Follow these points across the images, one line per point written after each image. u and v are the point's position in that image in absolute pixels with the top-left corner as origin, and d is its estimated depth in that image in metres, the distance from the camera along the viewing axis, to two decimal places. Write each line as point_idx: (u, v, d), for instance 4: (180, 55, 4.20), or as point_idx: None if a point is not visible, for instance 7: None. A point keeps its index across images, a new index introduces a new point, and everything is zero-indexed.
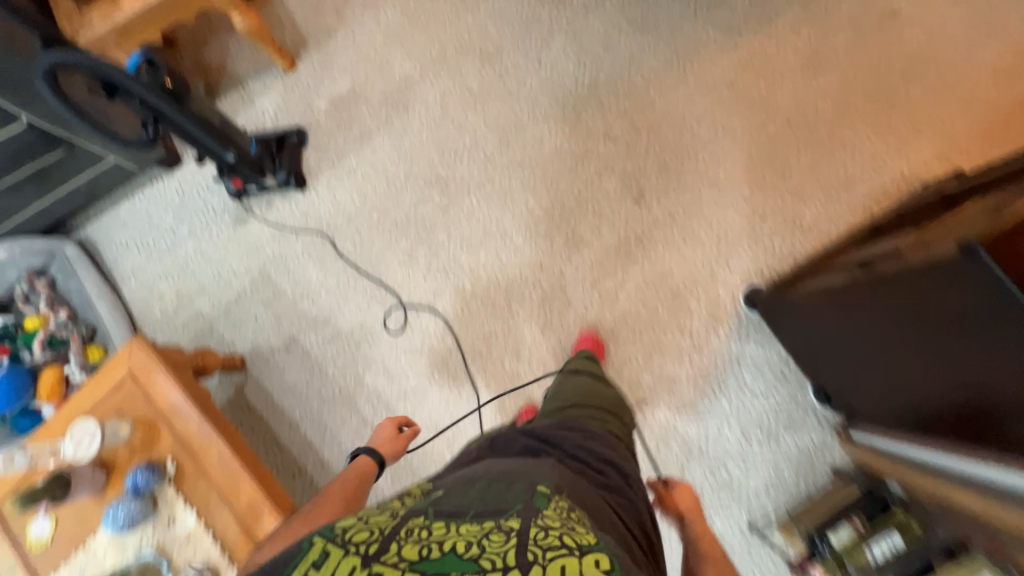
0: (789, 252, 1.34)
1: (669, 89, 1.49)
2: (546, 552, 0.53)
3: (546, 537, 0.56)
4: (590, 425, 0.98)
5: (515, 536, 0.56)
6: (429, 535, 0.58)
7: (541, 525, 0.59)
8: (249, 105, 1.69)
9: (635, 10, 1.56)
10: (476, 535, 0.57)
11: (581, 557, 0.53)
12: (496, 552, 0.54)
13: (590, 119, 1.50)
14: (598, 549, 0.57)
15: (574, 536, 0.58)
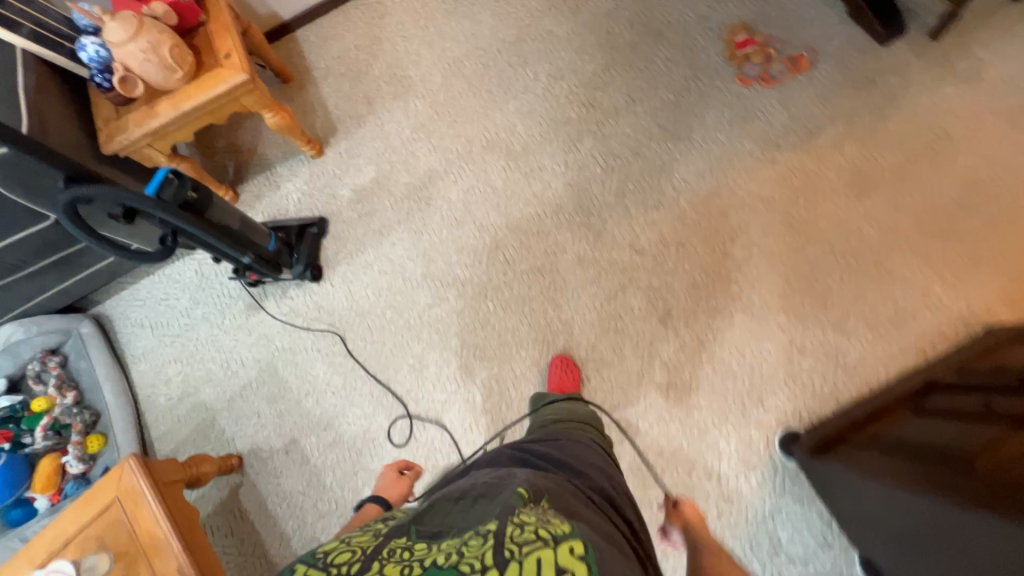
0: (831, 393, 1.22)
1: (701, 202, 1.42)
2: (522, 547, 0.50)
3: (522, 533, 0.53)
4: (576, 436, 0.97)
5: (491, 536, 0.53)
6: (409, 555, 0.56)
7: (516, 519, 0.55)
8: (275, 190, 1.70)
9: (667, 116, 1.53)
10: (455, 545, 0.55)
11: (556, 547, 0.49)
12: (473, 557, 0.51)
13: (616, 228, 1.44)
14: (576, 535, 0.54)
15: (553, 525, 0.54)
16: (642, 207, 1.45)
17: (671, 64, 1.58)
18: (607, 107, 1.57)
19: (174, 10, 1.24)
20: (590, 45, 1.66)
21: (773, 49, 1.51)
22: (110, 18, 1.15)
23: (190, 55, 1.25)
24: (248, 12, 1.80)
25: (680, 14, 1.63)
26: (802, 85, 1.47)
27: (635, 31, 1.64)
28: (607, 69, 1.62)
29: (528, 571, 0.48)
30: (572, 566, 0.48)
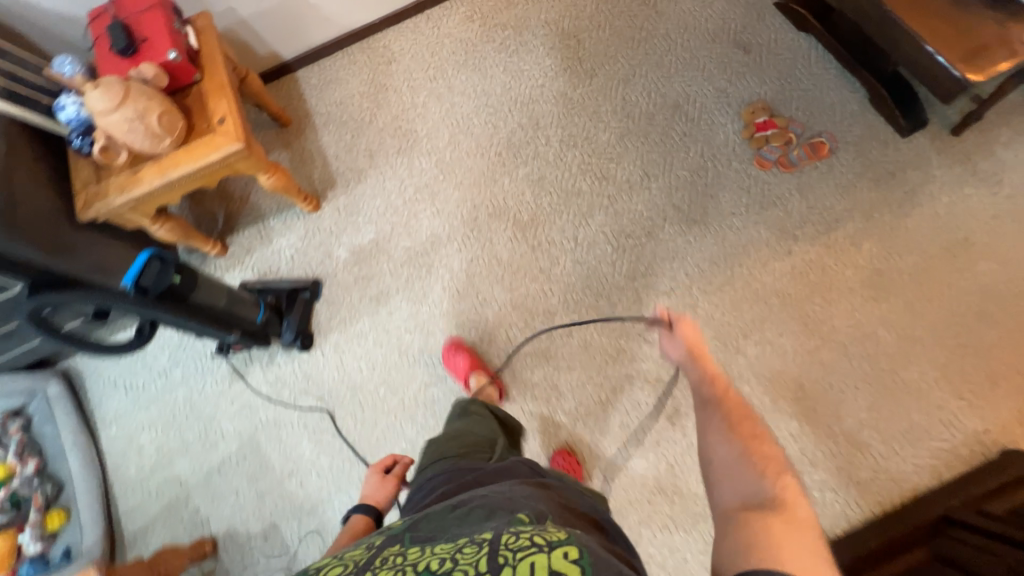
0: (843, 511, 1.17)
1: (714, 291, 1.37)
2: (517, 552, 0.52)
3: (516, 540, 0.55)
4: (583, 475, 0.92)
5: (487, 545, 0.55)
6: (404, 560, 0.58)
7: (512, 529, 0.58)
8: (267, 244, 1.60)
9: (682, 195, 1.47)
10: (449, 551, 0.57)
11: (550, 551, 0.51)
12: (468, 562, 0.53)
13: (625, 314, 1.38)
14: (572, 542, 0.55)
15: (546, 534, 0.56)
16: (653, 293, 1.40)
17: (688, 140, 1.53)
18: (620, 180, 1.52)
19: (165, 71, 1.15)
20: (604, 112, 1.61)
21: (792, 134, 1.46)
22: (94, 85, 1.06)
23: (181, 121, 1.16)
24: (246, 53, 1.70)
25: (698, 88, 1.59)
26: (821, 174, 1.43)
27: (651, 101, 1.60)
28: (621, 140, 1.56)
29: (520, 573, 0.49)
30: (565, 569, 0.49)
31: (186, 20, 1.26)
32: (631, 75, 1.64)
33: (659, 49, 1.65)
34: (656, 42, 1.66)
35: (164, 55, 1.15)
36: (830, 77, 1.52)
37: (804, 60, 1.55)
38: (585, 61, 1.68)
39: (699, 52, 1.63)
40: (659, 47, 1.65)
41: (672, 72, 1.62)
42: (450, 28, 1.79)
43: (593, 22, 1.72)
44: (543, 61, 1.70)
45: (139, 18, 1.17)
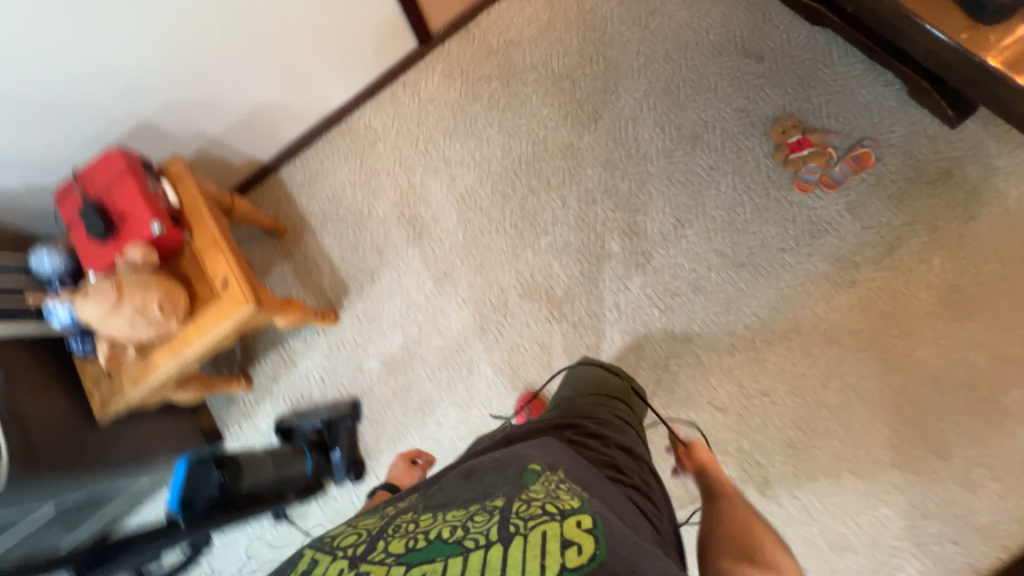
0: (965, 560, 1.10)
1: (780, 340, 1.27)
2: (529, 522, 0.63)
3: (527, 509, 0.66)
4: (598, 414, 1.01)
5: (498, 515, 0.65)
6: (418, 528, 0.68)
7: (523, 497, 0.69)
8: (292, 368, 1.51)
9: (724, 237, 1.36)
10: (461, 520, 0.67)
11: (561, 522, 0.62)
12: (480, 531, 0.63)
13: (690, 382, 1.29)
14: (581, 511, 0.66)
15: (557, 504, 0.67)
16: (714, 354, 1.29)
17: (716, 174, 1.40)
18: (652, 233, 1.40)
19: (153, 246, 1.05)
20: (619, 157, 1.47)
21: (832, 149, 1.32)
22: (86, 292, 0.96)
23: (184, 298, 1.06)
24: (223, 167, 1.57)
25: (714, 111, 1.45)
26: (871, 189, 1.30)
27: (667, 135, 1.46)
28: (643, 187, 1.44)
29: (532, 540, 0.60)
30: (575, 538, 0.60)
31: (160, 175, 1.15)
32: (638, 109, 1.50)
33: (663, 75, 1.51)
34: (659, 67, 1.52)
35: (148, 229, 1.04)
36: (858, 74, 1.38)
37: (825, 60, 1.41)
38: (585, 102, 1.54)
39: (707, 69, 1.48)
40: (663, 72, 1.51)
41: (683, 98, 1.48)
42: (432, 92, 1.65)
43: (585, 56, 1.57)
44: (540, 110, 1.56)
45: (111, 192, 1.06)
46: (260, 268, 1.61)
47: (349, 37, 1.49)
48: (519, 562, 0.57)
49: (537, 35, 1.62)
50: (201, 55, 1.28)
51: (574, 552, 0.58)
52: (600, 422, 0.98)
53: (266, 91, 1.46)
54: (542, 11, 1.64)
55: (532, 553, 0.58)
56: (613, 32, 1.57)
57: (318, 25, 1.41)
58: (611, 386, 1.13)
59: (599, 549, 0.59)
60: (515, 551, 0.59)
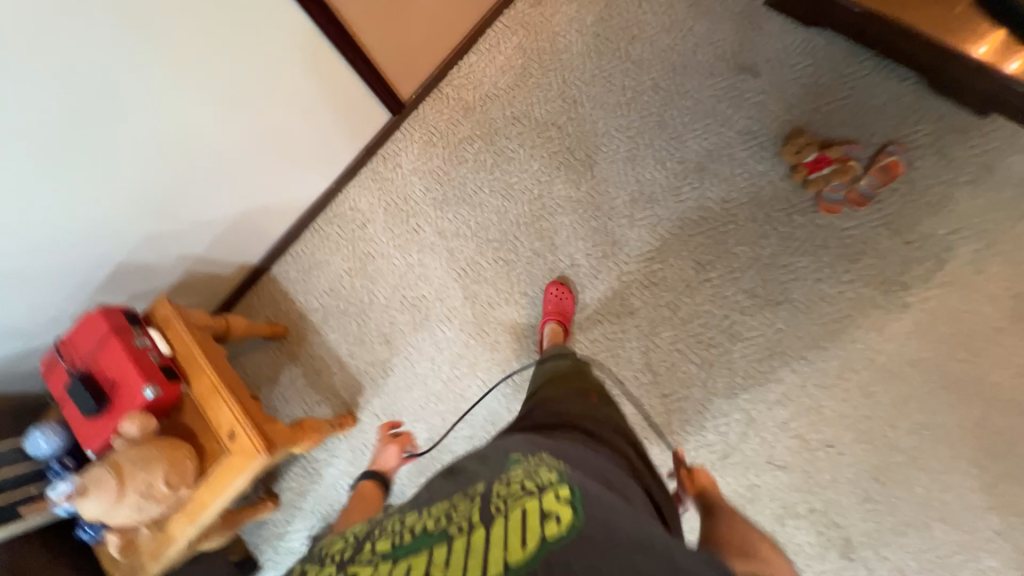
0: None
1: (836, 382, 1.15)
2: (509, 502, 0.61)
3: (507, 489, 0.64)
4: (564, 390, 0.98)
5: (478, 500, 0.63)
6: (402, 525, 0.64)
7: (503, 479, 0.66)
8: (318, 480, 1.43)
9: (753, 275, 1.25)
10: (445, 510, 0.64)
11: (542, 497, 0.61)
12: (462, 519, 0.61)
13: (744, 441, 1.18)
14: (562, 483, 0.64)
15: (536, 480, 0.65)
16: (765, 407, 1.18)
17: (731, 206, 1.29)
18: (673, 281, 1.29)
19: (149, 410, 0.98)
20: (623, 203, 1.37)
21: (855, 161, 1.21)
22: (87, 483, 0.90)
23: (192, 460, 0.98)
24: (212, 280, 1.50)
25: (716, 138, 1.34)
26: (907, 199, 1.19)
27: (669, 172, 1.35)
28: (654, 231, 1.33)
29: (514, 519, 0.58)
30: (555, 509, 0.59)
31: (147, 323, 1.08)
32: (633, 148, 1.39)
33: (654, 106, 1.40)
34: (647, 99, 1.41)
35: (141, 394, 0.97)
36: (868, 73, 1.27)
37: (828, 63, 1.30)
38: (576, 148, 1.44)
39: (701, 93, 1.37)
40: (654, 103, 1.40)
41: (680, 129, 1.37)
42: (413, 162, 1.56)
43: (567, 99, 1.48)
44: (530, 164, 1.47)
45: (96, 359, 1.00)
46: (267, 375, 1.54)
47: (319, 125, 1.41)
48: (501, 542, 0.56)
49: (514, 84, 1.53)
50: (175, 184, 1.23)
51: (553, 522, 0.57)
52: (567, 399, 0.95)
53: (242, 199, 1.39)
54: (515, 59, 1.54)
55: (514, 529, 0.57)
56: (593, 69, 1.47)
57: (282, 124, 1.34)
58: (569, 363, 1.09)
59: (580, 519, 0.58)
60: (498, 533, 0.57)
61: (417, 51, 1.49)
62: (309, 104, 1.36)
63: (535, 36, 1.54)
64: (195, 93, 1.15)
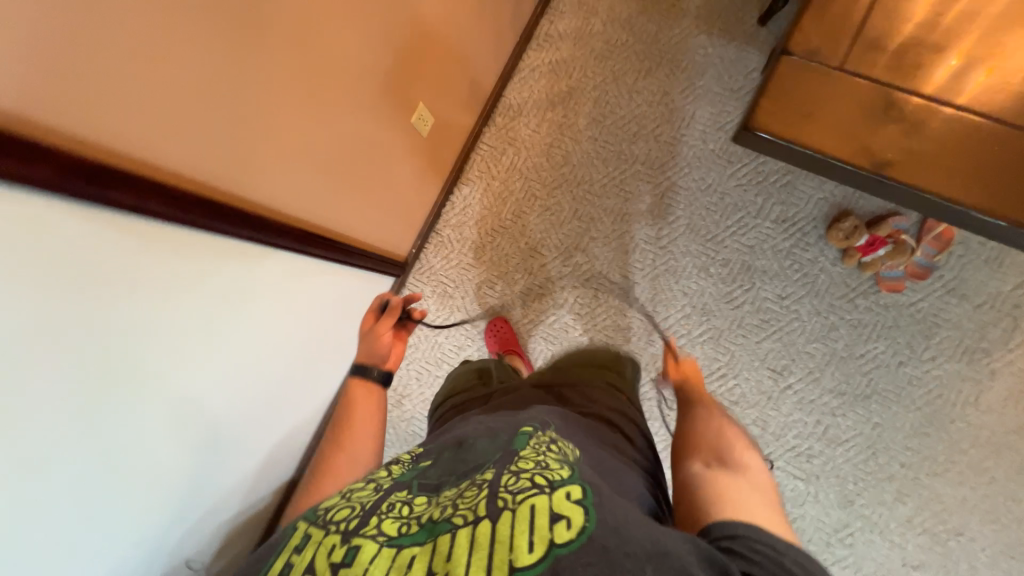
0: None
1: (946, 465, 1.13)
2: (516, 494, 0.51)
3: (515, 480, 0.53)
4: (590, 377, 0.93)
5: (485, 486, 0.53)
6: (411, 510, 0.55)
7: (512, 465, 0.56)
8: None
9: (835, 371, 1.19)
10: (452, 497, 0.55)
11: (551, 495, 0.50)
12: (468, 507, 0.52)
13: (873, 547, 1.14)
14: (575, 479, 0.53)
15: (549, 473, 0.54)
16: (884, 509, 1.14)
17: (791, 301, 1.23)
18: (753, 396, 1.22)
19: None
20: (676, 322, 1.28)
21: (904, 233, 1.14)
22: None
23: None
24: None
25: (754, 232, 1.26)
26: (964, 261, 1.15)
27: (716, 278, 1.27)
28: (717, 346, 1.25)
29: (522, 518, 0.48)
30: (565, 511, 0.48)
31: None
32: (671, 259, 1.29)
33: (680, 209, 1.30)
34: (670, 202, 1.31)
35: None
36: None
37: None
38: (610, 271, 1.33)
39: (726, 185, 1.28)
40: (679, 206, 1.30)
41: (714, 230, 1.28)
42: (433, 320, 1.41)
43: (583, 218, 1.35)
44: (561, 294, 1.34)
45: None
46: None
47: (332, 336, 1.19)
48: (506, 542, 0.47)
49: (519, 212, 1.39)
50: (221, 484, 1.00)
51: (563, 527, 0.47)
52: (592, 386, 0.90)
53: (281, 447, 1.19)
54: (512, 182, 1.40)
55: (518, 529, 0.48)
56: (603, 178, 1.35)
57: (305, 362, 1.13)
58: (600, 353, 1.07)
59: (592, 519, 0.48)
60: (505, 530, 0.48)
61: (413, 204, 1.30)
62: (329, 330, 1.16)
63: (526, 153, 1.40)
64: (235, 393, 0.93)
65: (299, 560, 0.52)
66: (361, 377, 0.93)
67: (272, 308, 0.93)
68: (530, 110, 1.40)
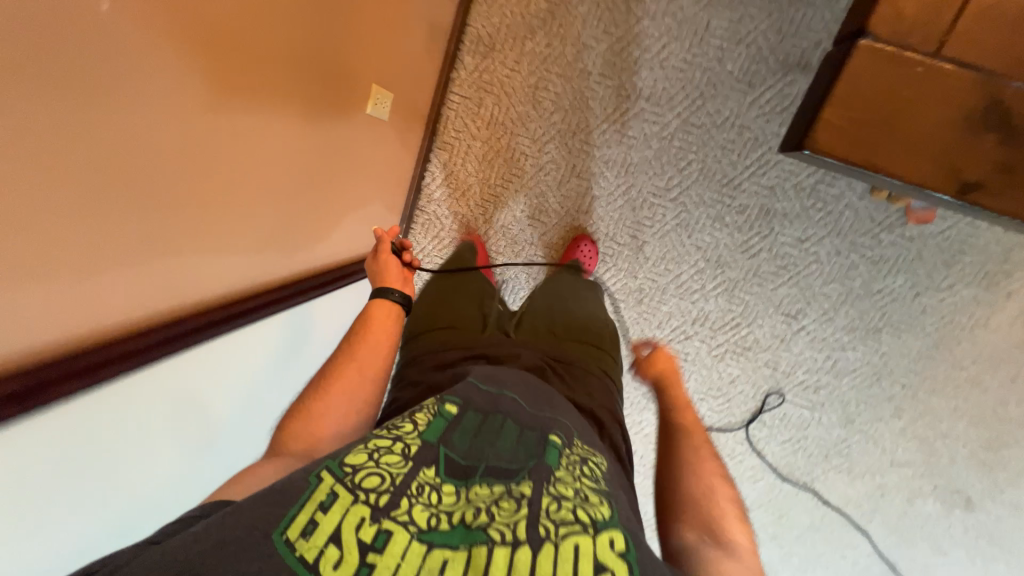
0: None
1: (944, 381, 1.19)
2: (559, 527, 0.49)
3: (558, 508, 0.51)
4: (590, 367, 0.87)
5: (526, 505, 0.51)
6: (439, 499, 0.52)
7: (552, 488, 0.53)
8: None
9: (848, 309, 1.18)
10: (485, 501, 0.52)
11: (596, 539, 0.48)
12: (506, 524, 0.48)
13: (865, 452, 1.28)
14: (617, 521, 0.52)
15: (590, 509, 0.52)
16: (881, 423, 1.25)
17: (811, 244, 1.15)
18: (766, 340, 1.24)
19: None
20: (689, 278, 1.22)
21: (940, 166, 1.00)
22: None
23: None
24: None
25: (774, 171, 1.12)
26: None
27: (732, 227, 1.17)
28: (731, 297, 1.22)
29: (565, 555, 0.46)
30: (610, 562, 0.46)
31: None
32: (683, 212, 1.18)
33: (691, 151, 1.14)
34: (680, 144, 1.14)
35: None
36: None
37: None
38: (616, 231, 1.22)
39: (746, 116, 1.10)
40: (691, 148, 1.13)
41: (732, 173, 1.13)
42: None
43: (583, 174, 1.19)
44: (554, 248, 1.24)
45: None
46: None
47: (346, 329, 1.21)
48: None
49: (510, 175, 1.22)
50: None
51: None
52: (592, 376, 0.85)
53: None
54: (496, 140, 1.20)
55: (563, 568, 0.45)
56: (601, 122, 1.15)
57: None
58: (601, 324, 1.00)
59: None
60: (546, 564, 0.45)
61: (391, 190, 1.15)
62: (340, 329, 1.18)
63: (508, 102, 1.17)
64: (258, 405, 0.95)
65: (325, 521, 0.46)
66: (380, 298, 0.83)
67: (256, 357, 0.92)
68: (504, 41, 1.13)
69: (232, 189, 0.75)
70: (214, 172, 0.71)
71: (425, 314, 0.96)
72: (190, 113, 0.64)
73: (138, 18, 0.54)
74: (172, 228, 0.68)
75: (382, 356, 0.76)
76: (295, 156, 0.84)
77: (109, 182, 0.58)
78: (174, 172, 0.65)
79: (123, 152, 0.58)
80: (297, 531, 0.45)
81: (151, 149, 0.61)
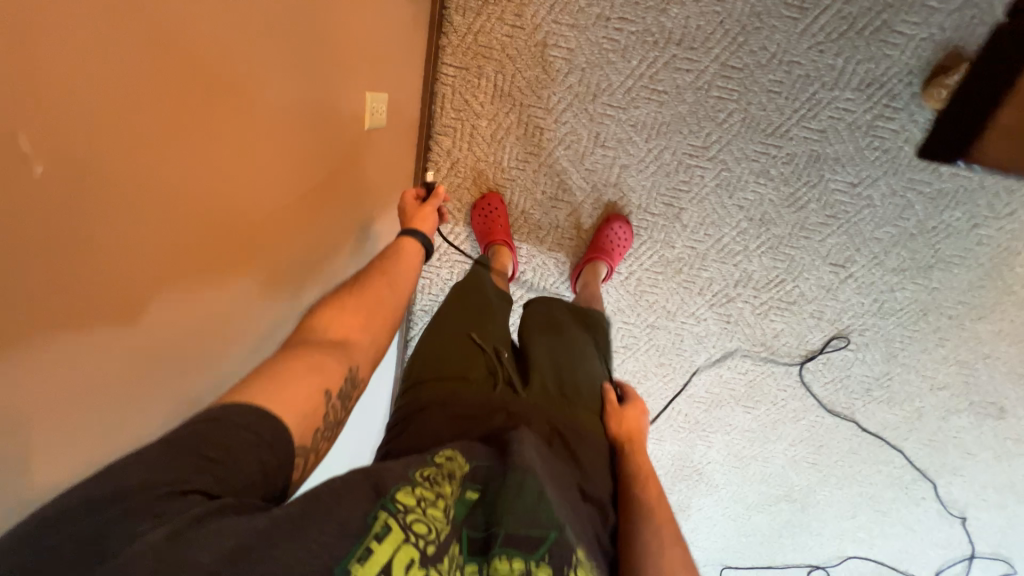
0: None
1: (992, 307, 1.17)
2: None
3: None
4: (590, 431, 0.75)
5: None
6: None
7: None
8: None
9: (899, 251, 1.12)
10: None
11: None
12: None
13: (905, 381, 1.30)
14: None
15: None
16: (924, 354, 1.25)
17: (864, 187, 1.05)
18: (811, 292, 1.19)
19: None
20: (731, 240, 1.13)
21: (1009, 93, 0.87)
22: None
23: None
24: None
25: (827, 112, 0.98)
26: None
27: (778, 180, 1.06)
28: (775, 254, 1.15)
29: None
30: None
31: None
32: (723, 170, 1.05)
33: (733, 99, 0.98)
34: (719, 93, 0.98)
35: None
36: None
37: None
38: (650, 202, 1.10)
39: (797, 50, 0.93)
40: (732, 96, 0.98)
41: (778, 119, 0.99)
42: None
43: (608, 143, 1.04)
44: (581, 228, 1.13)
45: None
46: None
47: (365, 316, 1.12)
48: None
49: (525, 154, 1.07)
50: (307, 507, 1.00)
51: None
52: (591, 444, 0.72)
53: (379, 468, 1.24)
54: (504, 116, 1.04)
55: None
56: (625, 78, 0.98)
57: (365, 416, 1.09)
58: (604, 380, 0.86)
59: None
60: None
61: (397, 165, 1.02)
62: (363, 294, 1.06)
63: (513, 67, 0.99)
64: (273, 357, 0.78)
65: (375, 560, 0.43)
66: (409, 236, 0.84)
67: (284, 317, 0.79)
68: None
69: (245, 254, 0.66)
70: (225, 251, 0.62)
71: (421, 349, 0.80)
72: (180, 139, 0.51)
73: (91, 92, 0.41)
74: (189, 299, 0.58)
75: (412, 279, 0.78)
76: (290, 193, 0.72)
77: (100, 258, 0.46)
78: (185, 277, 0.56)
79: (123, 282, 0.49)
80: (354, 560, 0.42)
81: (145, 203, 0.49)
